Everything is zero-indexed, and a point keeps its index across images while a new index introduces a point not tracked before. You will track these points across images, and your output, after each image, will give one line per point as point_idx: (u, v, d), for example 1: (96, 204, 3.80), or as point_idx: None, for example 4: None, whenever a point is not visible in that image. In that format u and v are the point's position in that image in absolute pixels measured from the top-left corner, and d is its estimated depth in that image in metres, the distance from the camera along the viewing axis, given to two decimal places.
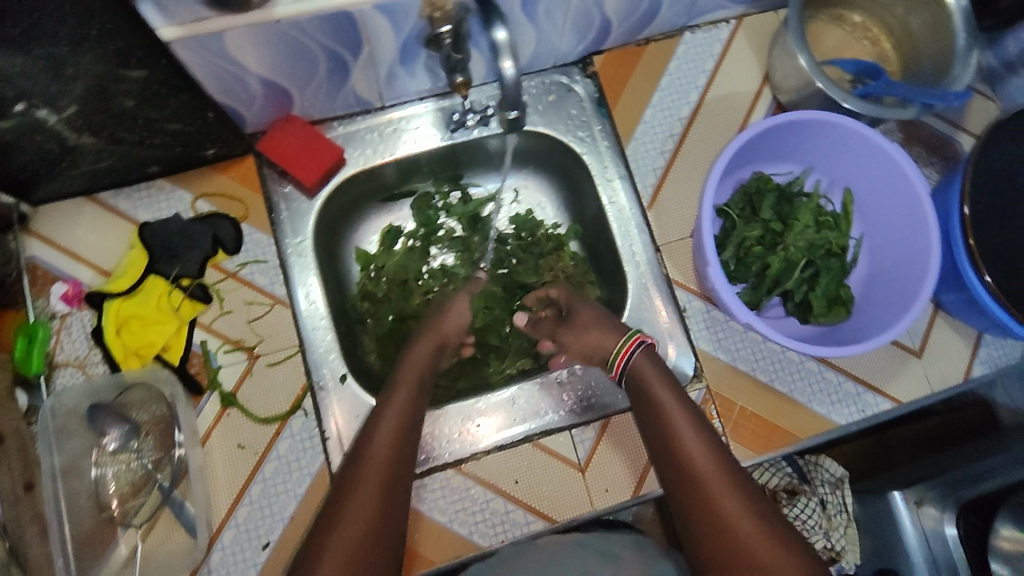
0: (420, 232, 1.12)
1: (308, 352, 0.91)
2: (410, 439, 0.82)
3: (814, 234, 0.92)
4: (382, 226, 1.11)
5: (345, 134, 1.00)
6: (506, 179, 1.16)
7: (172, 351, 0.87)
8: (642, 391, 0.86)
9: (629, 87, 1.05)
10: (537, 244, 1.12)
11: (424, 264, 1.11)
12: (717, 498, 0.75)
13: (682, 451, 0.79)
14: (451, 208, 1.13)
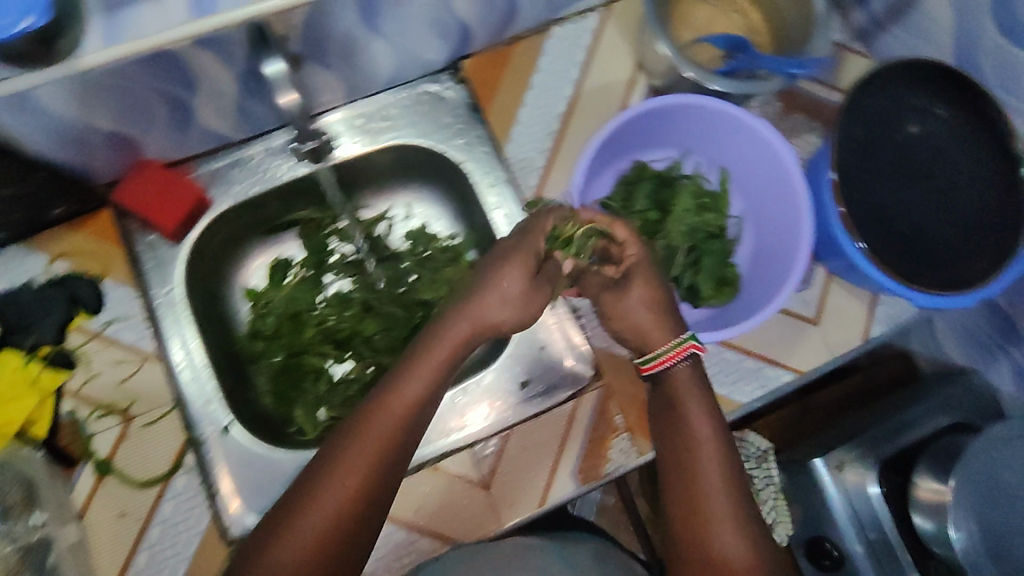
0: (311, 261, 1.08)
1: (186, 407, 0.87)
2: (412, 426, 0.71)
3: (695, 217, 0.91)
4: (269, 260, 1.07)
5: (209, 172, 0.96)
6: (395, 196, 1.13)
7: (38, 425, 0.82)
8: (677, 394, 0.80)
9: (501, 89, 1.02)
10: (434, 258, 1.08)
11: (319, 293, 1.07)
12: (712, 523, 0.72)
13: (687, 468, 0.76)
14: (342, 232, 1.09)
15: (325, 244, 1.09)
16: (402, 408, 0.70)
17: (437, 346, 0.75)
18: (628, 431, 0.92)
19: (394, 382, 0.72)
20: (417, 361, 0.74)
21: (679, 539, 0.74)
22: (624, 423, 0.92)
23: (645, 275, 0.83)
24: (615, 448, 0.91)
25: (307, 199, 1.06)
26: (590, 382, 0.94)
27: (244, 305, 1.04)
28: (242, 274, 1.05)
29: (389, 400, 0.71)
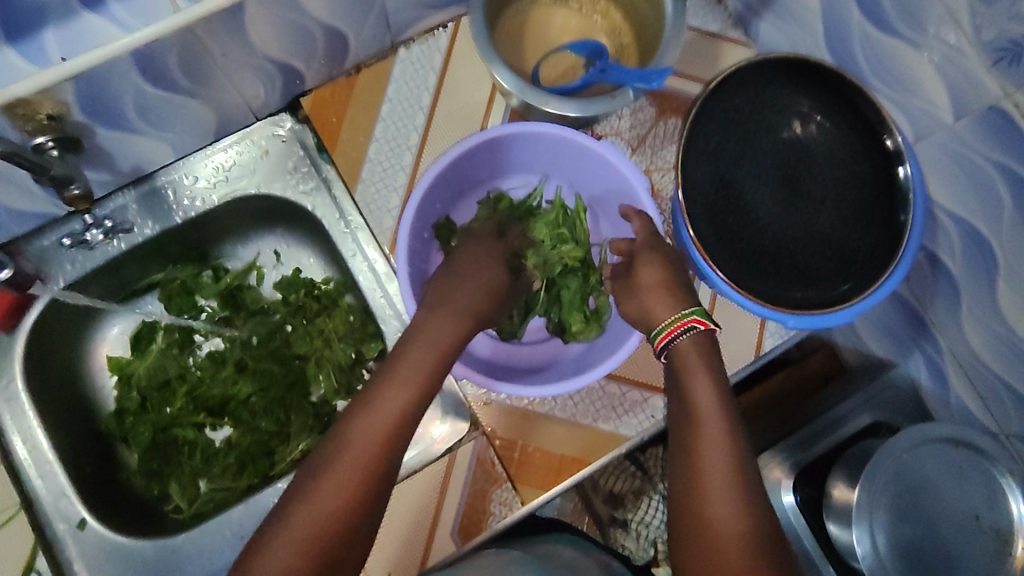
0: (174, 324, 1.01)
1: (36, 507, 0.85)
2: (421, 403, 0.71)
3: (550, 248, 0.87)
4: (130, 329, 1.01)
5: (42, 252, 0.91)
6: (262, 244, 1.07)
7: None
8: (685, 375, 0.75)
9: (346, 124, 0.95)
10: (304, 307, 1.02)
11: (189, 357, 1.01)
12: (717, 518, 0.66)
13: (698, 458, 0.70)
14: (202, 289, 1.02)
15: (191, 305, 1.02)
16: (410, 383, 0.71)
17: (439, 319, 0.76)
18: (511, 479, 0.89)
19: (399, 359, 0.73)
20: (423, 331, 0.75)
21: (683, 535, 0.69)
22: (505, 471, 0.89)
23: (650, 259, 0.82)
24: (496, 500, 0.88)
25: (163, 259, 1.01)
26: (466, 433, 0.89)
27: (107, 380, 0.99)
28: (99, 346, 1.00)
29: (395, 372, 0.72)
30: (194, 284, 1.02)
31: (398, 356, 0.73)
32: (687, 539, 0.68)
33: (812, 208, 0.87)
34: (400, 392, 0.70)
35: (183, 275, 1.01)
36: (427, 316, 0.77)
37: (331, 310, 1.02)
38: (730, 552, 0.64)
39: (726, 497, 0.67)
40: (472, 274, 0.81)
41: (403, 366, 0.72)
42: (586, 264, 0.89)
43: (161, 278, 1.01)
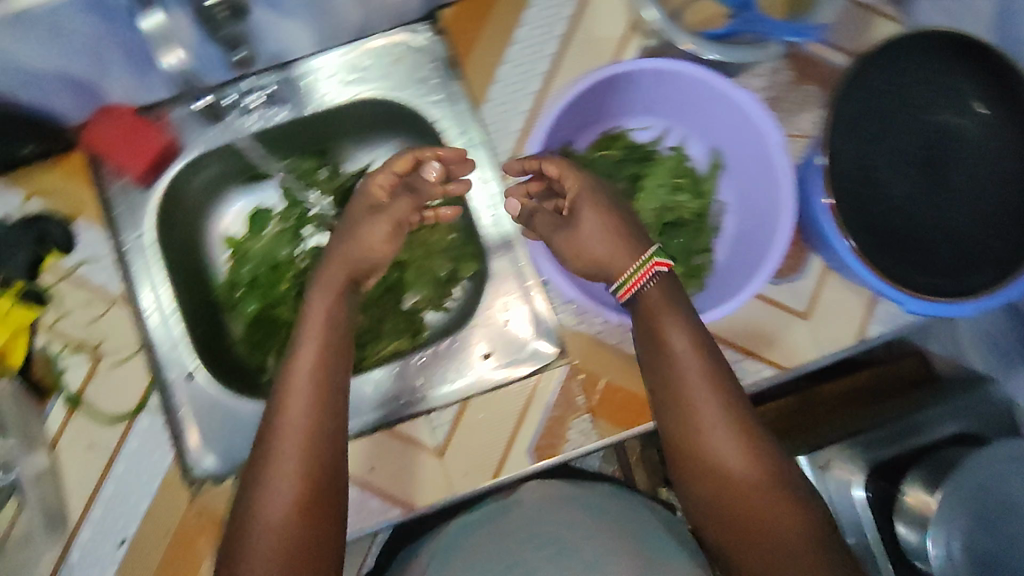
0: (288, 213, 1.05)
1: (153, 350, 0.89)
2: (330, 413, 0.69)
3: (667, 193, 0.85)
4: (248, 210, 1.07)
5: (181, 117, 0.94)
6: (377, 151, 1.08)
7: (12, 356, 0.86)
8: (652, 318, 0.72)
9: (481, 42, 0.95)
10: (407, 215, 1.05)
11: (296, 247, 1.04)
12: (718, 452, 0.66)
13: (684, 397, 0.68)
14: (317, 183, 1.05)
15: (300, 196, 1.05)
16: (312, 409, 0.68)
17: (316, 364, 0.71)
18: (591, 412, 0.90)
19: (286, 387, 0.69)
20: (298, 362, 0.71)
21: (688, 470, 0.68)
22: (586, 403, 0.90)
23: (593, 205, 0.77)
24: (574, 428, 0.89)
25: (288, 146, 1.04)
26: (552, 359, 0.92)
27: (224, 254, 1.05)
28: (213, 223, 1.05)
29: (297, 407, 0.68)
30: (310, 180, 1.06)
31: (279, 389, 0.70)
32: (695, 474, 0.68)
33: (945, 198, 0.85)
34: (300, 420, 0.67)
35: (297, 165, 1.05)
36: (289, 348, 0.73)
37: (436, 225, 1.03)
38: (741, 479, 0.65)
39: (723, 427, 0.67)
40: (355, 239, 0.79)
41: (290, 414, 0.68)
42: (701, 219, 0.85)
43: (280, 167, 1.05)
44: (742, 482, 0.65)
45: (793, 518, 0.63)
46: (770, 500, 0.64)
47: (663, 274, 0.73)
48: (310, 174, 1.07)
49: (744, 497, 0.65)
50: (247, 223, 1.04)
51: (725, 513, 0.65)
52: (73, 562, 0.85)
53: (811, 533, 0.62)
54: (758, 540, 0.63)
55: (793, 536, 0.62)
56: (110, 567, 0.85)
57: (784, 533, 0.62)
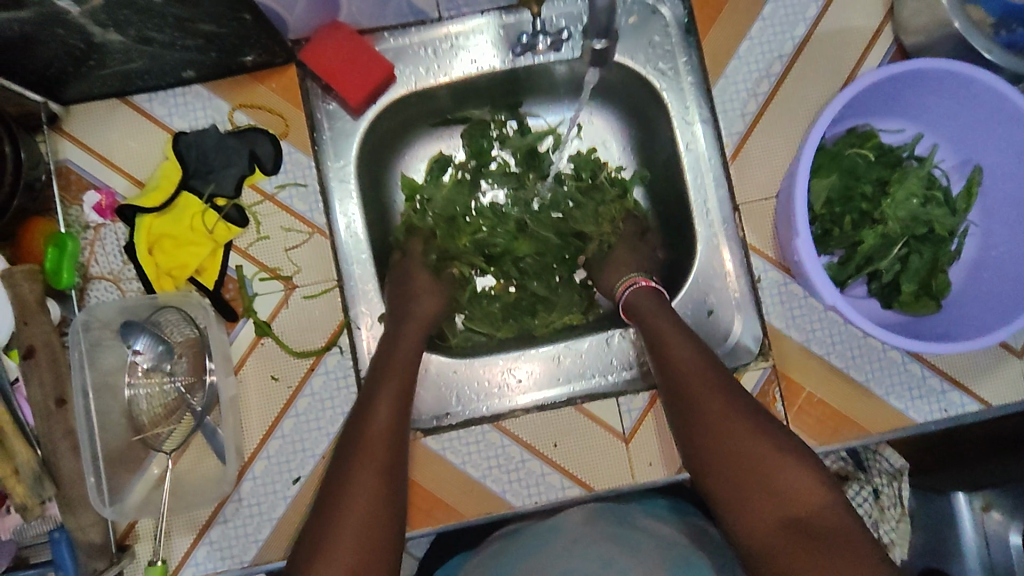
0: (471, 163, 0.98)
1: (346, 285, 0.86)
2: (402, 429, 0.73)
3: (918, 205, 0.79)
4: (429, 154, 0.99)
5: (395, 48, 0.88)
6: (568, 113, 1.00)
7: (207, 274, 0.82)
8: (649, 319, 0.83)
9: (726, 11, 0.88)
10: (597, 184, 0.96)
11: (473, 200, 0.97)
12: (723, 425, 0.72)
13: (689, 382, 0.76)
14: (506, 139, 0.98)
15: (487, 147, 0.98)
16: (382, 431, 0.72)
17: (388, 377, 0.77)
18: (787, 422, 0.87)
19: (369, 408, 0.74)
20: (379, 385, 0.76)
21: (697, 446, 0.73)
22: (785, 412, 0.87)
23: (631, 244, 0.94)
24: None
25: (483, 98, 0.97)
26: (753, 359, 0.88)
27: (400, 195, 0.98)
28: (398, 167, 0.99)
29: (370, 427, 0.72)
30: (498, 133, 0.98)
31: (359, 411, 0.74)
32: (726, 474, 0.71)
33: None
34: (377, 426, 0.72)
35: (492, 116, 0.97)
36: (377, 375, 0.78)
37: (621, 201, 0.96)
38: (746, 445, 0.71)
39: (725, 403, 0.74)
40: (412, 315, 0.84)
41: (366, 432, 0.72)
42: (950, 238, 0.80)
43: (474, 117, 0.97)
44: (747, 450, 0.70)
45: (798, 475, 0.68)
46: (776, 461, 0.69)
47: (650, 287, 0.87)
48: (496, 128, 0.98)
49: (747, 459, 0.70)
50: (430, 165, 0.97)
51: (731, 478, 0.70)
52: (243, 493, 0.82)
53: (816, 485, 0.68)
54: (770, 495, 0.68)
55: (802, 494, 0.67)
56: (281, 504, 0.82)
57: (791, 489, 0.67)
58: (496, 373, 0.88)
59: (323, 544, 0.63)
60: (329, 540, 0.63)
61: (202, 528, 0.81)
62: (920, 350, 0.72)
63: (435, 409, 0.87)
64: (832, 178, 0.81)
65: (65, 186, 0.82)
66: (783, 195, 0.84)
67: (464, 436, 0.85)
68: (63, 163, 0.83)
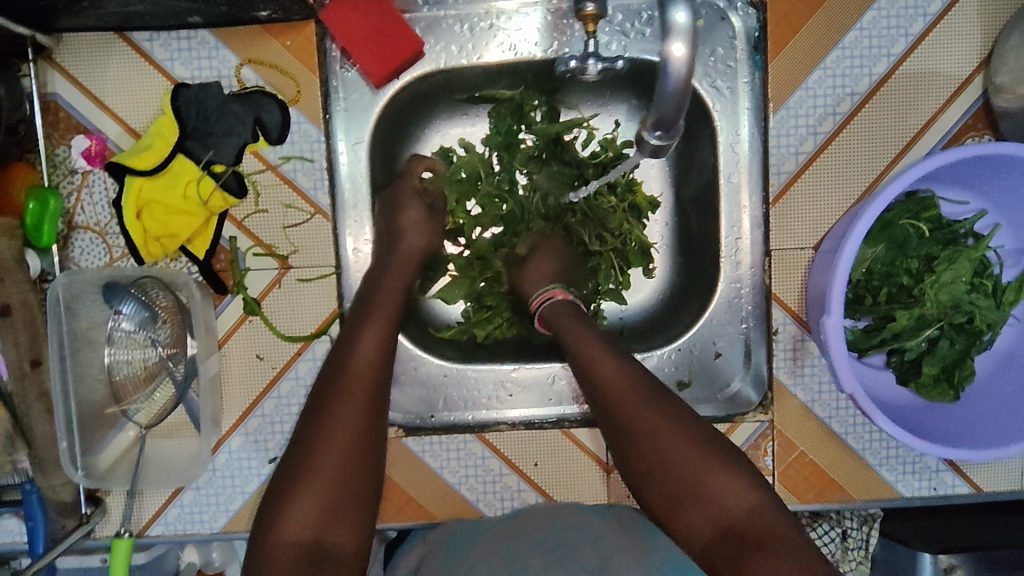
0: (499, 145, 0.88)
1: (345, 276, 0.82)
2: (383, 373, 0.69)
3: (964, 290, 0.75)
4: (450, 131, 0.90)
5: (428, 19, 0.80)
6: (606, 108, 0.90)
7: (198, 242, 0.78)
8: (564, 327, 0.76)
9: (802, 33, 0.79)
10: (619, 185, 0.87)
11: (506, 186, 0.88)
12: (653, 438, 0.65)
13: (610, 391, 0.68)
14: (533, 125, 0.87)
15: (515, 131, 0.88)
16: (360, 378, 0.67)
17: (367, 324, 0.71)
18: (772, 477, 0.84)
19: (351, 347, 0.69)
20: (362, 330, 0.71)
21: (624, 461, 0.67)
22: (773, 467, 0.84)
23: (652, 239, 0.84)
24: None
25: (515, 78, 0.85)
26: (751, 410, 0.85)
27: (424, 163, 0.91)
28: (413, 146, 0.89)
29: (349, 368, 0.68)
30: (527, 116, 0.87)
31: (339, 353, 0.70)
32: (664, 490, 0.64)
33: None
34: (363, 359, 0.69)
35: (525, 98, 0.86)
36: (359, 312, 0.73)
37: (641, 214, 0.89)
38: (675, 458, 0.64)
39: (653, 418, 0.65)
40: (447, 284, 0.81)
41: (345, 379, 0.67)
42: (988, 331, 0.76)
43: (504, 96, 0.85)
44: (679, 461, 0.64)
45: (730, 488, 0.62)
46: (702, 471, 0.63)
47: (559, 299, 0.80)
48: (528, 110, 0.87)
49: (676, 469, 0.63)
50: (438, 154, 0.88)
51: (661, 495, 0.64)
52: (217, 464, 0.80)
53: (746, 495, 0.62)
54: (704, 509, 0.62)
55: (737, 505, 0.62)
56: (254, 480, 0.81)
57: (723, 506, 0.62)
58: (485, 384, 0.86)
59: (288, 500, 0.62)
60: (297, 496, 0.62)
61: (174, 492, 0.80)
62: (926, 449, 0.70)
63: (418, 409, 0.85)
64: (873, 254, 0.77)
65: (52, 124, 0.76)
66: (827, 253, 0.78)
67: (446, 442, 0.84)
68: (51, 98, 0.76)
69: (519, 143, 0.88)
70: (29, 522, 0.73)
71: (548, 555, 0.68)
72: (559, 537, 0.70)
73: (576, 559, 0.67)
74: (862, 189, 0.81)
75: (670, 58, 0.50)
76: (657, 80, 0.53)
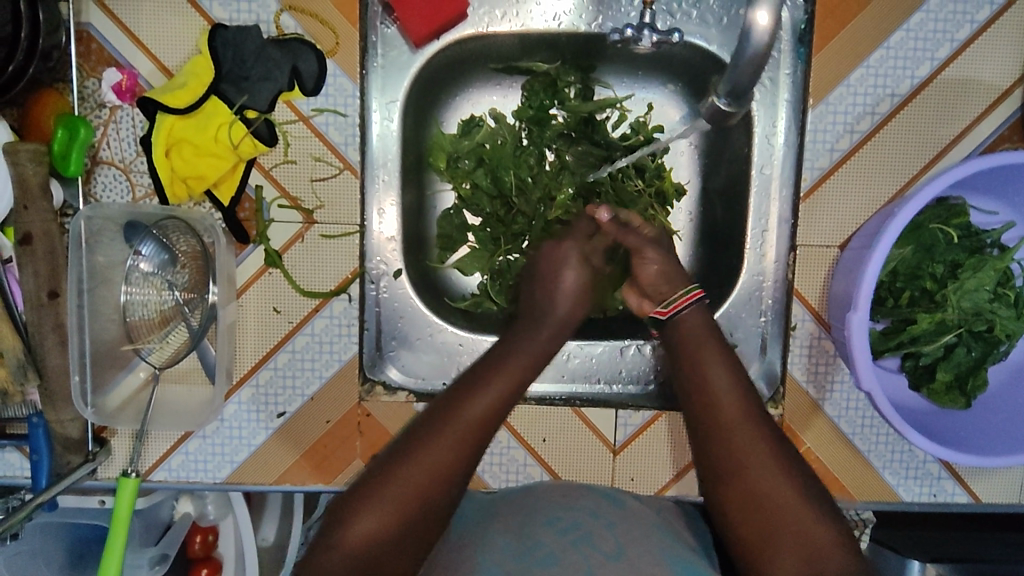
0: (529, 117, 0.87)
1: (367, 235, 0.80)
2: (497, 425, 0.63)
3: (986, 299, 0.75)
4: (481, 102, 0.89)
5: None
6: (642, 90, 0.89)
7: (225, 188, 0.77)
8: (694, 335, 0.73)
9: (848, 29, 0.79)
10: (647, 169, 0.87)
11: (534, 162, 0.87)
12: (758, 465, 0.63)
13: (724, 413, 0.67)
14: (566, 102, 0.86)
15: (547, 106, 0.87)
16: (471, 420, 0.61)
17: (490, 374, 0.66)
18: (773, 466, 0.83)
19: (467, 396, 0.63)
20: (488, 380, 0.65)
21: (719, 488, 0.64)
22: None
23: None
24: None
25: (555, 52, 0.84)
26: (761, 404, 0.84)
27: (452, 127, 0.89)
28: (442, 113, 0.88)
29: (460, 411, 0.62)
30: (562, 92, 0.86)
31: (456, 395, 0.64)
32: (752, 526, 0.61)
33: None
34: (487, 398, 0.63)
35: (560, 74, 0.85)
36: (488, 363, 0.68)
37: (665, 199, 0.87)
38: (776, 491, 0.62)
39: (762, 451, 0.64)
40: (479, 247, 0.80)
41: (452, 418, 0.61)
42: (1005, 340, 0.77)
43: (540, 70, 0.85)
44: (775, 499, 0.62)
45: (824, 533, 0.60)
46: (803, 511, 0.61)
47: (698, 303, 0.75)
48: (563, 87, 0.86)
49: (770, 505, 0.62)
50: (463, 126, 0.87)
51: (751, 527, 0.61)
52: (226, 415, 0.80)
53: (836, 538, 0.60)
54: (795, 546, 0.59)
55: (822, 548, 0.59)
56: (262, 434, 0.80)
57: (816, 544, 0.59)
58: None
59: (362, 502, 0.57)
60: (372, 504, 0.56)
61: (180, 438, 0.80)
62: (937, 454, 0.70)
63: (431, 374, 0.83)
64: (899, 258, 0.77)
65: (84, 54, 0.74)
66: (853, 252, 0.78)
67: None
68: (84, 28, 0.74)
69: (549, 119, 0.87)
70: (34, 454, 0.73)
71: (563, 533, 0.64)
72: (575, 518, 0.67)
73: (593, 541, 0.64)
74: (894, 192, 0.81)
75: (753, 26, 0.52)
76: (737, 47, 0.54)
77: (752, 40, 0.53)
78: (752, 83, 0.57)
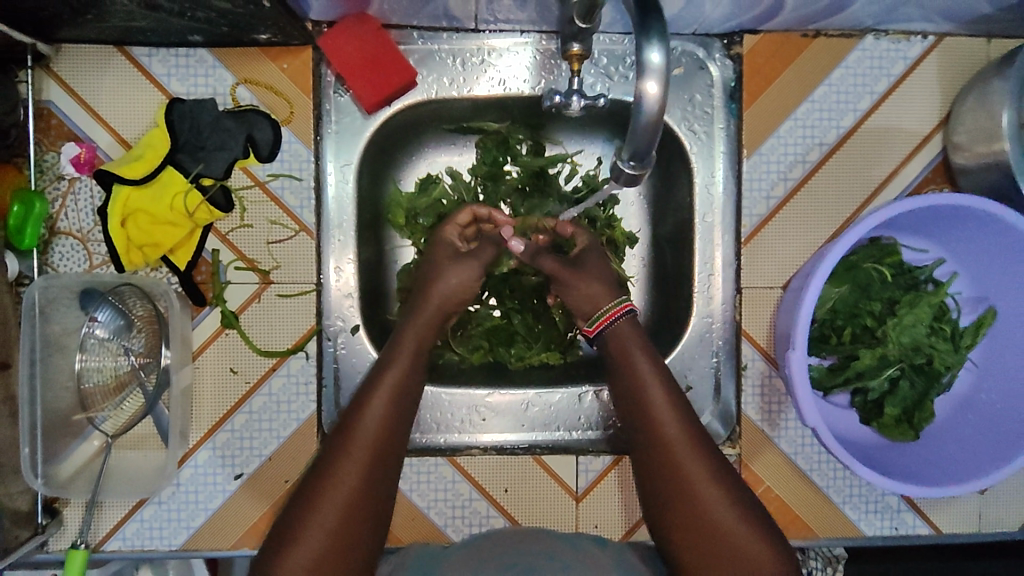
0: (484, 173, 0.91)
1: (324, 293, 0.82)
2: (394, 433, 0.68)
3: (924, 334, 0.78)
4: (436, 162, 0.92)
5: (422, 51, 0.83)
6: (592, 145, 0.93)
7: (181, 253, 0.78)
8: (625, 352, 0.74)
9: (774, 86, 0.84)
10: (598, 220, 0.90)
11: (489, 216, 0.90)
12: (703, 495, 0.67)
13: (669, 442, 0.69)
14: (519, 157, 0.90)
15: (501, 162, 0.91)
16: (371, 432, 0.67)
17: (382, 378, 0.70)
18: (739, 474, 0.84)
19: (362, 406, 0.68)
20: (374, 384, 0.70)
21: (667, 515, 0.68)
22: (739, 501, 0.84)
23: None
24: None
25: (504, 113, 0.88)
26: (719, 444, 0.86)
27: (410, 185, 0.92)
28: (400, 172, 0.91)
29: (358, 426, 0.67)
30: (515, 149, 0.90)
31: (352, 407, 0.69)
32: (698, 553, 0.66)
33: None
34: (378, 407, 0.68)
35: (510, 132, 0.89)
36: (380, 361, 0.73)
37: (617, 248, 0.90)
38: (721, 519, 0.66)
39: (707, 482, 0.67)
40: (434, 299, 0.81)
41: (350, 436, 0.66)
42: (944, 374, 0.79)
43: (490, 129, 0.89)
44: (722, 528, 0.65)
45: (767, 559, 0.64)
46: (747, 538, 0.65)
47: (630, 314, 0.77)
48: (515, 145, 0.90)
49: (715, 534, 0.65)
50: (420, 184, 0.90)
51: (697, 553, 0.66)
52: (182, 479, 0.79)
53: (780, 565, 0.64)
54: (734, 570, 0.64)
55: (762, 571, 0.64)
56: (218, 497, 0.79)
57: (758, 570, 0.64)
58: (462, 406, 0.86)
59: (291, 539, 0.62)
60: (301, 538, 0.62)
61: (134, 506, 0.79)
62: (883, 485, 0.71)
63: None
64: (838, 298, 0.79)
65: (44, 130, 0.77)
66: (792, 292, 0.81)
67: (417, 465, 0.83)
68: (45, 105, 0.77)
69: (504, 174, 0.91)
70: None
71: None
72: (527, 561, 0.67)
73: None
74: (829, 234, 0.85)
75: (644, 96, 0.54)
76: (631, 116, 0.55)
77: (643, 109, 0.55)
78: (651, 146, 0.57)
